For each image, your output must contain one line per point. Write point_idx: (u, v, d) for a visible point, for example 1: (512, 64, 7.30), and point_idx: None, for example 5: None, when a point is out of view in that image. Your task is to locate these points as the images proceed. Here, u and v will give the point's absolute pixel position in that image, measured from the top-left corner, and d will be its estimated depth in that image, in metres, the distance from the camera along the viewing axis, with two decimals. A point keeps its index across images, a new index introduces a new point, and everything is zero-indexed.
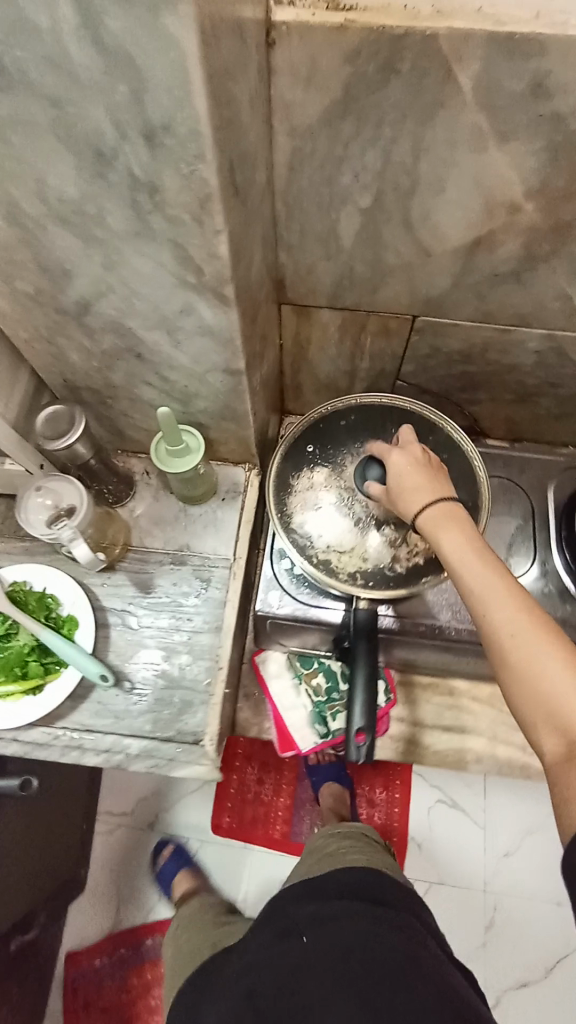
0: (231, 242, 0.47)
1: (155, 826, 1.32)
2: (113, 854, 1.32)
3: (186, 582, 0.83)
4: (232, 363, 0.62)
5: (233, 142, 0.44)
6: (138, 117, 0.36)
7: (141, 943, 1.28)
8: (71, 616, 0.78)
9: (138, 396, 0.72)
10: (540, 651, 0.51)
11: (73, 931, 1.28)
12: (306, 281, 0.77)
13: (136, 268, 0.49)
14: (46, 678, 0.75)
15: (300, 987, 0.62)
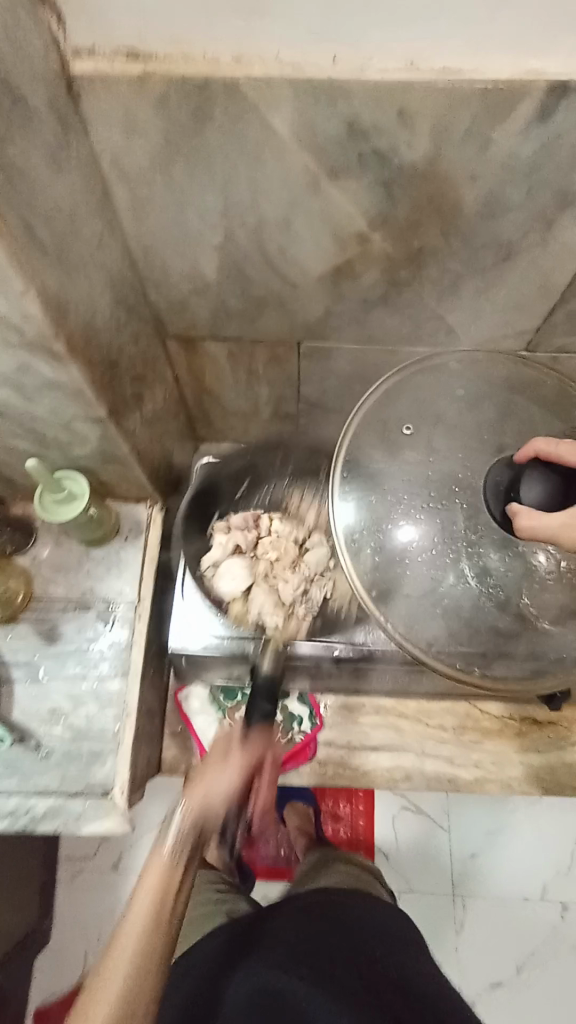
0: (44, 301, 0.48)
1: (119, 866, 1.29)
2: (76, 903, 1.28)
3: (91, 628, 0.81)
4: (93, 412, 0.62)
5: (29, 204, 0.44)
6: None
7: None
8: None
9: (14, 448, 0.71)
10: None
11: (40, 990, 1.24)
12: (184, 317, 0.77)
13: None
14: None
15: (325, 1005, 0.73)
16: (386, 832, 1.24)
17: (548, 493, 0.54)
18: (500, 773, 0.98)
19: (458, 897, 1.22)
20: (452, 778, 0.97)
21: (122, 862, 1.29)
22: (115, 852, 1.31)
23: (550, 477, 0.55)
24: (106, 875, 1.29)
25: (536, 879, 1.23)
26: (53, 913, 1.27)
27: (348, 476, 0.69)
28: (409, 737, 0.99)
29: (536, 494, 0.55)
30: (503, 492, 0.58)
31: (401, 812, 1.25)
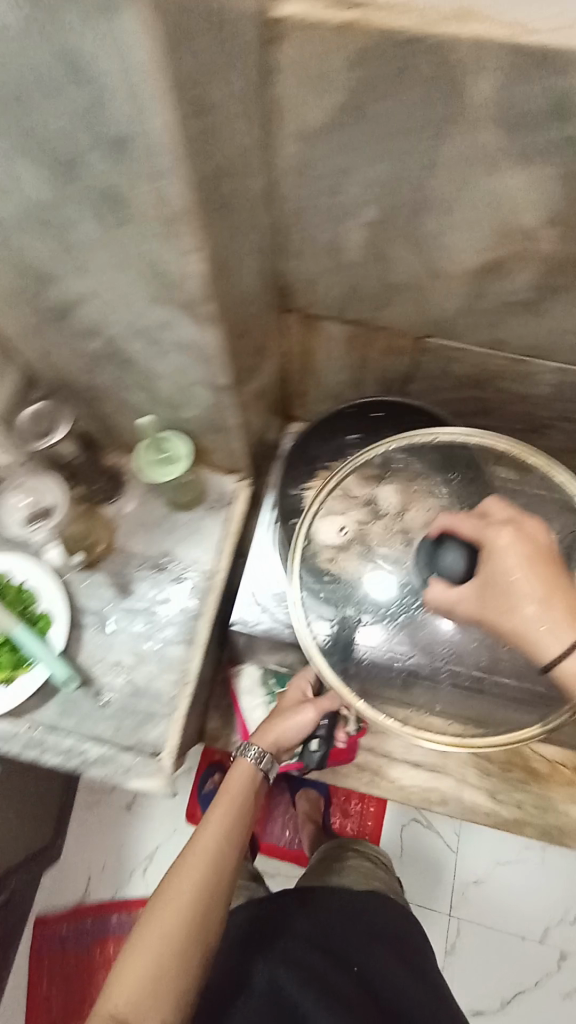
0: (211, 261, 0.43)
1: (132, 808, 1.35)
2: (90, 832, 1.35)
3: (164, 589, 0.82)
4: (215, 379, 0.59)
5: (214, 151, 0.41)
6: (102, 127, 0.34)
7: (108, 918, 1.31)
8: (47, 614, 0.78)
9: (126, 401, 0.70)
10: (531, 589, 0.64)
11: (44, 899, 1.33)
12: (312, 291, 0.74)
13: (109, 279, 0.47)
14: (14, 672, 0.75)
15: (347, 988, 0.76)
16: (394, 841, 1.22)
17: (463, 564, 0.64)
18: (540, 818, 0.93)
19: (454, 918, 1.19)
20: (488, 812, 0.93)
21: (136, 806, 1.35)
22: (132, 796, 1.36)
23: (466, 552, 0.64)
24: (120, 813, 1.35)
25: (539, 919, 1.18)
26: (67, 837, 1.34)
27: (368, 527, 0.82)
28: (451, 760, 0.94)
29: (456, 565, 0.64)
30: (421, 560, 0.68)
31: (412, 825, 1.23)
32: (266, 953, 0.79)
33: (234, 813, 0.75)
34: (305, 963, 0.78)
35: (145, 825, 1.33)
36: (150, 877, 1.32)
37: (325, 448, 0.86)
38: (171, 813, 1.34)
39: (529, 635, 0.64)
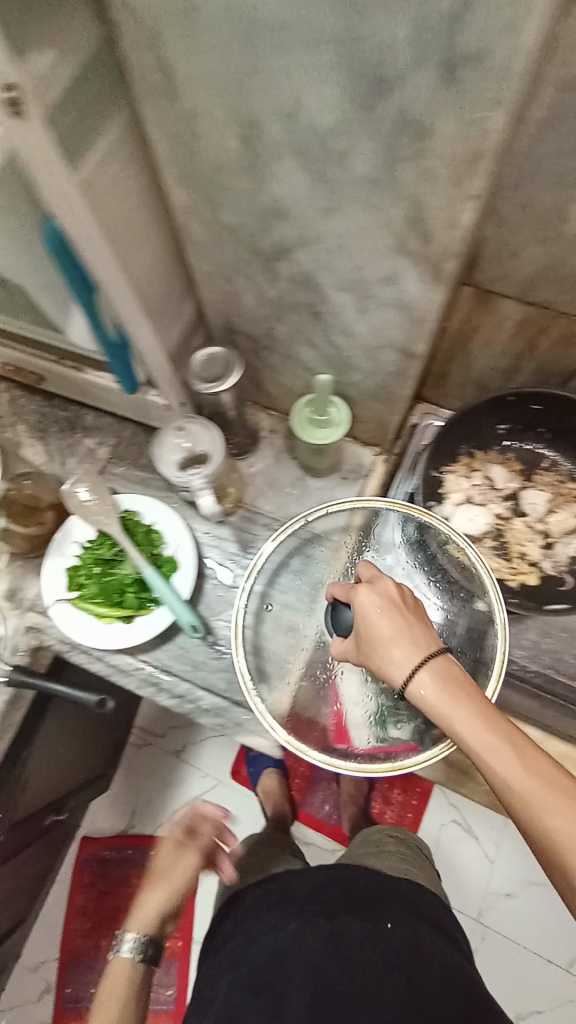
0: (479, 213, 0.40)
1: (182, 754, 1.30)
2: (139, 767, 1.31)
3: (288, 552, 0.80)
4: (412, 345, 0.56)
5: None
6: (450, 44, 0.31)
7: (147, 851, 1.26)
8: (173, 557, 0.78)
9: (294, 356, 0.67)
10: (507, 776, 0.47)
11: (87, 821, 1.28)
12: (503, 265, 0.68)
13: (353, 222, 0.44)
14: (139, 611, 0.76)
15: (363, 942, 0.57)
16: (432, 837, 1.18)
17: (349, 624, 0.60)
18: None
19: (480, 927, 1.13)
20: None
21: (185, 753, 1.30)
22: (181, 743, 1.31)
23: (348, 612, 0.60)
24: (172, 758, 1.30)
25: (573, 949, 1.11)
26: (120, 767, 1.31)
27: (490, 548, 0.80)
28: None
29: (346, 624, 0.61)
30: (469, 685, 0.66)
31: (450, 824, 1.18)
32: (296, 913, 0.63)
33: (131, 1006, 0.71)
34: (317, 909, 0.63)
35: (190, 775, 1.29)
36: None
37: (473, 435, 0.81)
38: (213, 765, 1.30)
39: (388, 678, 0.53)
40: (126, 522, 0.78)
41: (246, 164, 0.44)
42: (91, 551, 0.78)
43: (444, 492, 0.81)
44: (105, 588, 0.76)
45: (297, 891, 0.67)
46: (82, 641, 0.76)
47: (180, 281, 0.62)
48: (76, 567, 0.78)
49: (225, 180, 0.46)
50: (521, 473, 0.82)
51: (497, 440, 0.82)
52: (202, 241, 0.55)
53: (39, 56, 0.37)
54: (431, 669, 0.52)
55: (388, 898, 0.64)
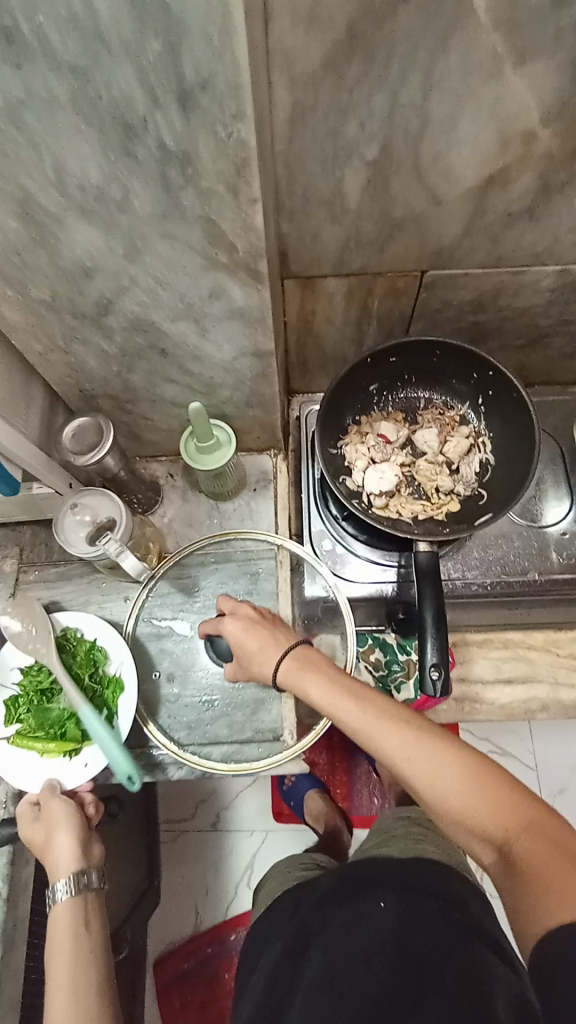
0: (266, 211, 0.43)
1: (220, 824, 1.24)
2: (183, 858, 1.23)
3: (235, 578, 0.80)
4: (263, 346, 0.59)
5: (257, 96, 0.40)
6: (176, 75, 0.32)
7: (224, 938, 1.18)
8: (117, 678, 0.71)
9: (160, 397, 0.67)
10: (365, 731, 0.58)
11: (153, 942, 1.18)
12: (311, 249, 0.74)
13: (161, 256, 0.46)
14: (82, 745, 0.70)
15: (351, 941, 0.56)
16: None
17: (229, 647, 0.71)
18: None
19: None
20: None
21: (224, 823, 1.24)
22: (215, 813, 1.25)
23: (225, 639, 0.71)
24: (209, 833, 1.24)
25: None
26: (162, 869, 1.22)
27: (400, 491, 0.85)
28: (541, 667, 0.94)
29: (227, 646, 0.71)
30: (435, 622, 0.72)
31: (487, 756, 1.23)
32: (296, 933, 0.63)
33: (82, 946, 0.60)
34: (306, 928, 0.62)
35: (235, 840, 1.23)
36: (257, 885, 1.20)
37: (350, 404, 0.87)
38: (253, 816, 1.24)
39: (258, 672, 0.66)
40: (63, 642, 0.73)
41: (34, 238, 0.44)
42: (31, 680, 0.72)
43: (349, 464, 0.85)
44: (44, 723, 0.70)
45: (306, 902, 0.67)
46: (23, 784, 0.69)
47: (16, 366, 0.60)
48: (15, 699, 0.71)
49: (21, 260, 0.46)
50: (405, 420, 0.88)
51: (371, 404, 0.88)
52: (24, 324, 0.54)
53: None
54: (290, 657, 0.64)
55: (384, 880, 0.62)
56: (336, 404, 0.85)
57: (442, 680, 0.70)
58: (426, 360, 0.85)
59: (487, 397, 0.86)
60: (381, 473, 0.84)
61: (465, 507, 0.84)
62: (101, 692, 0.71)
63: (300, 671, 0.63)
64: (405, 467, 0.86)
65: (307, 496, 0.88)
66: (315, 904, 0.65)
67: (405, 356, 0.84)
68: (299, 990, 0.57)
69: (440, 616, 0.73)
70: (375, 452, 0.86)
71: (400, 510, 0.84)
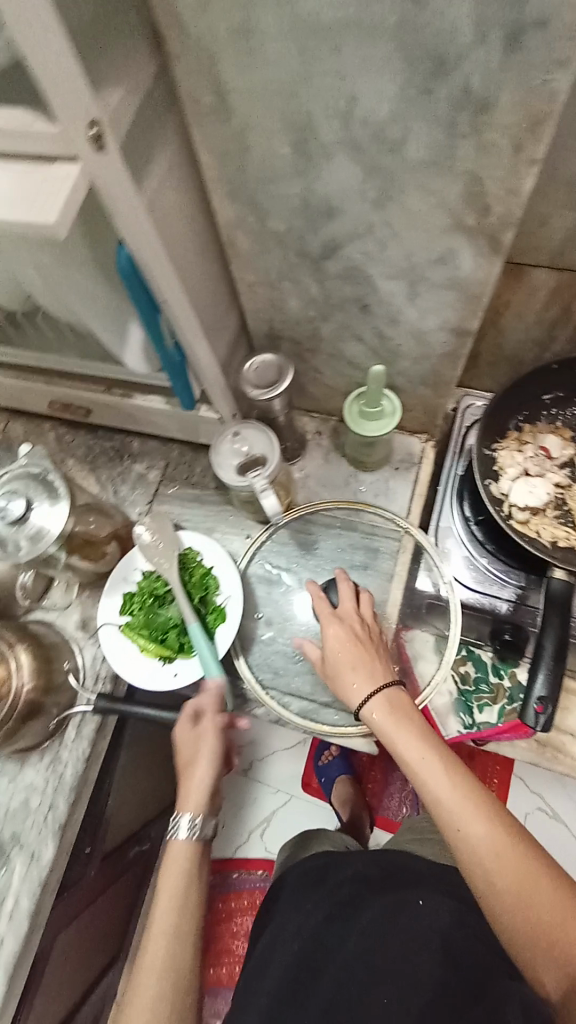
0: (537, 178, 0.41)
1: (251, 773, 1.27)
2: None
3: (353, 548, 0.80)
4: (466, 322, 0.57)
5: None
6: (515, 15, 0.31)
7: (227, 874, 1.25)
8: (221, 608, 0.75)
9: (340, 352, 0.68)
10: (445, 806, 0.53)
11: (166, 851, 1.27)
12: (534, 236, 0.69)
13: (408, 207, 0.45)
14: (176, 654, 0.75)
15: (390, 928, 0.62)
16: None
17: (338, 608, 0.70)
18: None
19: None
20: None
21: (254, 772, 1.27)
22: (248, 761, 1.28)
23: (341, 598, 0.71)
24: (238, 778, 1.27)
25: None
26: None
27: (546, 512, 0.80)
28: None
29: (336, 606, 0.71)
30: (554, 657, 0.68)
31: (537, 813, 1.15)
32: (325, 902, 0.70)
33: (191, 886, 0.67)
34: (339, 901, 0.69)
35: (260, 793, 1.26)
36: (269, 841, 1.25)
37: (518, 408, 0.82)
38: (284, 779, 1.27)
39: (341, 691, 0.64)
40: (185, 562, 0.77)
41: (297, 167, 0.45)
42: (149, 583, 0.77)
43: (499, 470, 0.81)
44: (150, 624, 0.76)
45: (336, 871, 0.75)
46: (119, 668, 0.75)
47: (225, 292, 0.63)
48: (133, 593, 0.78)
49: (275, 188, 0.48)
50: (574, 438, 0.81)
51: (542, 413, 0.82)
52: (248, 251, 0.56)
53: (110, 92, 0.38)
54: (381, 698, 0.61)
55: (423, 883, 0.69)
56: (504, 405, 0.81)
57: (546, 715, 0.67)
58: None
59: None
60: (531, 487, 0.79)
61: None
62: (205, 617, 0.76)
63: (386, 709, 0.60)
64: (558, 488, 0.80)
65: (443, 491, 0.86)
66: (355, 881, 0.71)
67: None
68: (333, 965, 0.63)
69: (561, 651, 0.69)
70: (531, 465, 0.81)
71: (541, 532, 0.78)
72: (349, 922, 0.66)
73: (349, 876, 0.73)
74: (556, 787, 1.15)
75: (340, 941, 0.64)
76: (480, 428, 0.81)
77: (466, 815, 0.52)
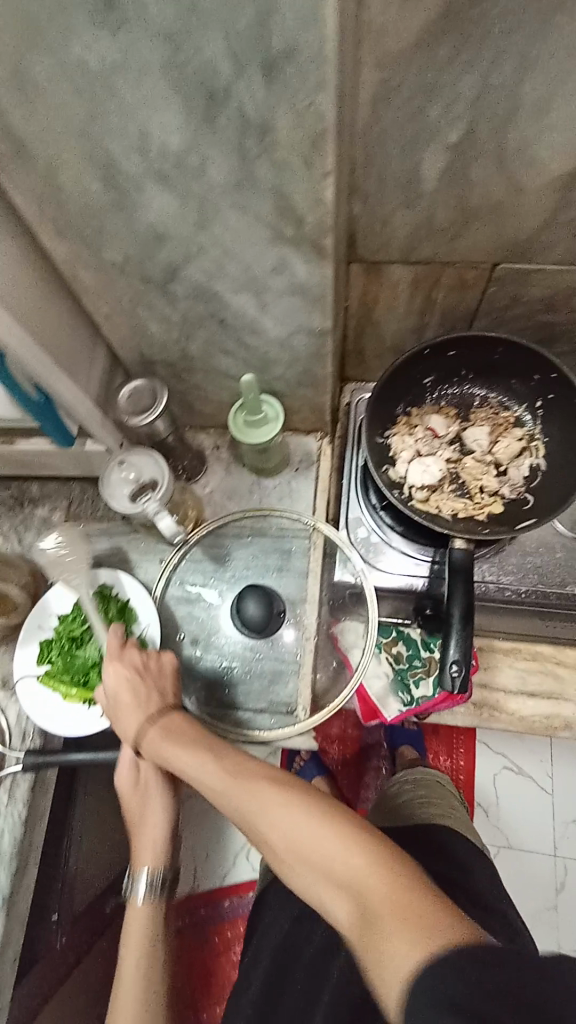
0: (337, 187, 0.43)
1: None
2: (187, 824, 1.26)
3: (266, 553, 0.81)
4: (318, 324, 0.59)
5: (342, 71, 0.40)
6: (263, 46, 0.33)
7: (218, 903, 1.22)
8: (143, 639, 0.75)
9: (214, 368, 0.69)
10: (271, 827, 0.54)
11: None
12: (381, 234, 0.73)
13: (228, 226, 0.46)
14: (102, 694, 0.73)
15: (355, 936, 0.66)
16: (487, 790, 1.19)
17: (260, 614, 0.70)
18: None
19: (559, 858, 1.15)
20: None
21: None
22: None
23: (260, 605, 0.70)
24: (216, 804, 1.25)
25: None
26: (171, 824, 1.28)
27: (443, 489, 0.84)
28: (567, 685, 0.90)
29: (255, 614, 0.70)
30: (462, 625, 0.70)
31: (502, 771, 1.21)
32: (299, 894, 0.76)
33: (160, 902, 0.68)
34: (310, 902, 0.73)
35: None
36: (255, 859, 1.23)
37: (402, 394, 0.86)
38: None
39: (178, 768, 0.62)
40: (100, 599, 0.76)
41: (113, 200, 0.45)
42: (66, 627, 0.75)
43: (394, 454, 0.84)
44: (71, 668, 0.74)
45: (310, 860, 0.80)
46: (41, 720, 0.72)
47: (82, 325, 0.63)
48: (49, 640, 0.75)
49: (98, 221, 0.48)
50: (457, 415, 0.86)
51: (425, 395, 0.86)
52: (94, 284, 0.56)
53: None
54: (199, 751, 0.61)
55: None
56: (388, 392, 0.84)
57: (462, 678, 0.70)
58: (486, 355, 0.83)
59: (545, 400, 0.84)
60: (425, 466, 0.83)
61: (508, 506, 0.82)
62: None
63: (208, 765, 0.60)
64: (451, 464, 0.84)
65: (349, 481, 0.88)
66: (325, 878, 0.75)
67: (466, 350, 0.82)
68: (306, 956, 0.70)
69: (467, 617, 0.71)
70: (422, 446, 0.85)
71: (441, 507, 0.82)
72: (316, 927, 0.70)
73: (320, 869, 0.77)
74: (513, 741, 1.21)
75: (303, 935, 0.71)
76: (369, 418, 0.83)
77: (323, 851, 0.51)
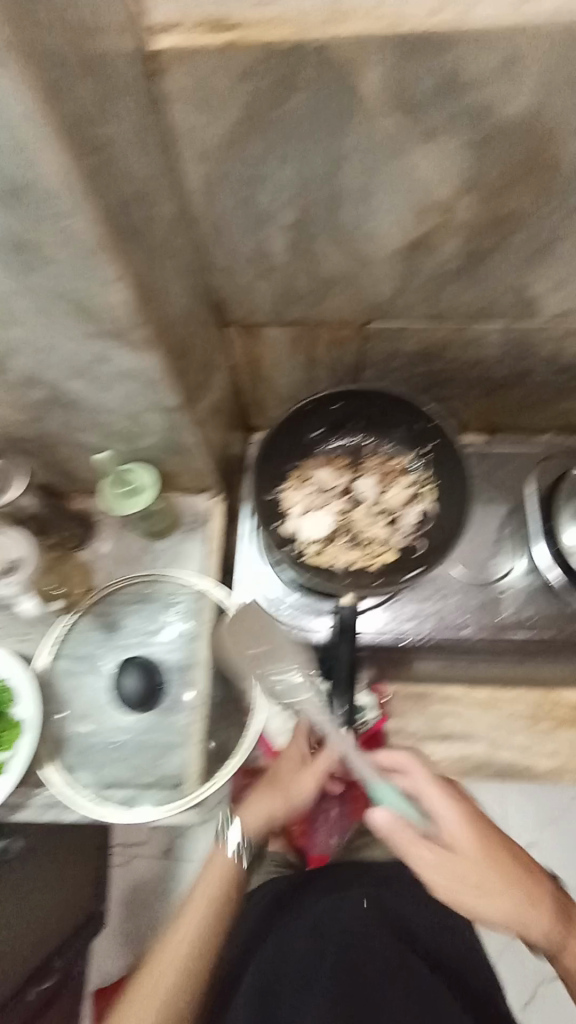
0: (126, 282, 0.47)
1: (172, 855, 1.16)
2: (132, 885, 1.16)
3: (156, 617, 0.81)
4: (164, 400, 0.60)
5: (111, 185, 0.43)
6: None
7: None
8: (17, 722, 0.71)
9: (80, 441, 0.70)
10: (457, 874, 0.63)
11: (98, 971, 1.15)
12: (246, 303, 0.75)
13: (32, 317, 0.50)
14: None
15: (355, 944, 0.78)
16: None
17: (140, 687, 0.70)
18: None
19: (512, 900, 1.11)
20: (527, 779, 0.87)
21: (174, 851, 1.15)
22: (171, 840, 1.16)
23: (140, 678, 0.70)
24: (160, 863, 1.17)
25: None
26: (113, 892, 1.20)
27: (337, 540, 0.84)
28: (480, 730, 0.89)
29: (134, 687, 0.70)
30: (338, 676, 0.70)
31: None
32: (311, 927, 0.80)
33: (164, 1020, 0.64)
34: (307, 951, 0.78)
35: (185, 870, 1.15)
36: None
37: (291, 449, 0.87)
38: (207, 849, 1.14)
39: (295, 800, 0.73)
40: None
41: None
42: None
43: (285, 509, 0.85)
44: None
45: (306, 904, 0.84)
46: None
47: None
48: None
49: None
50: (349, 465, 0.88)
51: (315, 448, 0.88)
52: None
53: None
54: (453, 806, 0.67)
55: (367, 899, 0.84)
56: (274, 449, 0.86)
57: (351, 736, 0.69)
58: (363, 403, 0.85)
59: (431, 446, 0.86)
60: (317, 519, 0.84)
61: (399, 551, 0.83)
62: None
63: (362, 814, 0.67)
64: (343, 514, 0.85)
65: (245, 536, 0.90)
66: (330, 920, 0.81)
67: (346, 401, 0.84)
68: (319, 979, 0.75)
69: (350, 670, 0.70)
70: (313, 498, 0.86)
71: (335, 558, 0.82)
72: (330, 973, 0.75)
73: (319, 912, 0.82)
74: None
75: (349, 953, 0.77)
76: (256, 476, 0.85)
77: (488, 885, 0.63)
